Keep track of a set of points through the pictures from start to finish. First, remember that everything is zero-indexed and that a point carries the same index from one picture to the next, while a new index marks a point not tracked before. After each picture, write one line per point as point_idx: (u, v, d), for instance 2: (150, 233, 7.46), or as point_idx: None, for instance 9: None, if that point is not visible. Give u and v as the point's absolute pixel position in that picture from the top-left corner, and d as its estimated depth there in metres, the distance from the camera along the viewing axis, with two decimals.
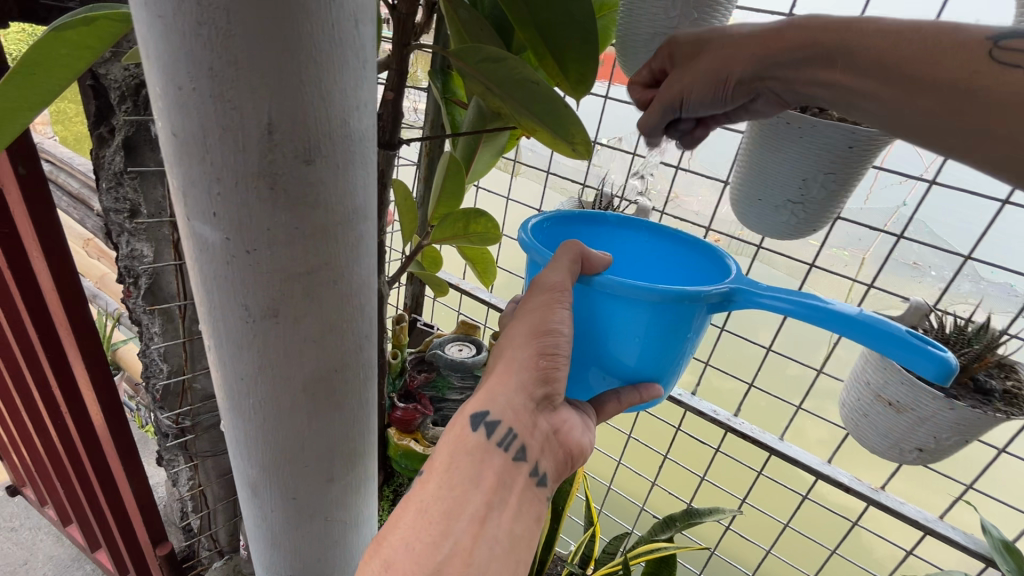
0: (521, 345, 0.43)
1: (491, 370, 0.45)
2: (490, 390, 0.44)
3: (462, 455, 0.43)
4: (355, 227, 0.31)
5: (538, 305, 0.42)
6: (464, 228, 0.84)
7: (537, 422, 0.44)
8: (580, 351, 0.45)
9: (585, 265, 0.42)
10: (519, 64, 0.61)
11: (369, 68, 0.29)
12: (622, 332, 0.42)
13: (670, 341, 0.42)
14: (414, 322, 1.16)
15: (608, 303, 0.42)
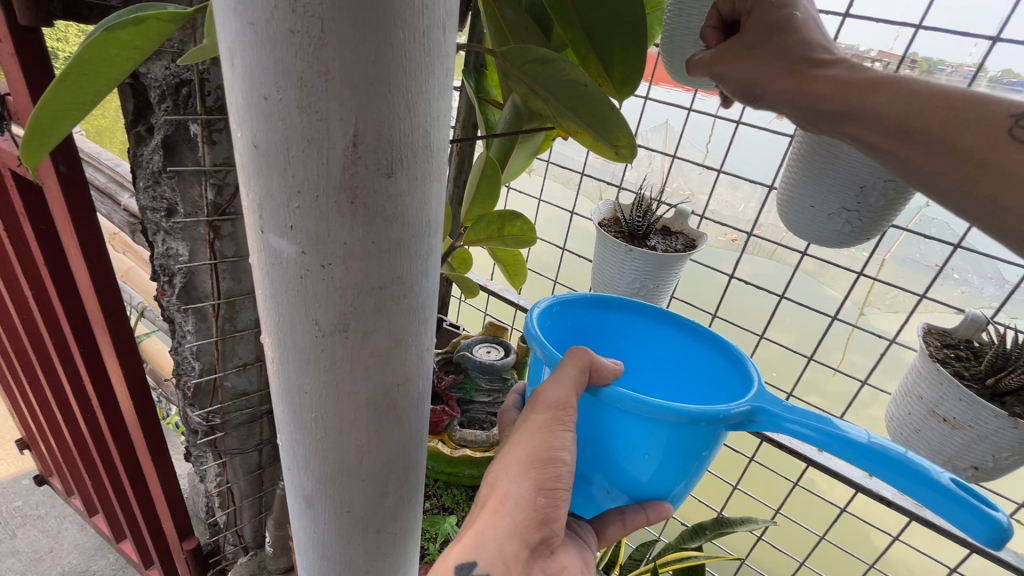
0: (517, 477, 0.41)
1: (482, 504, 0.44)
2: (480, 533, 0.42)
3: None
4: (426, 240, 0.30)
5: (538, 425, 0.41)
6: (499, 231, 0.84)
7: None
8: (590, 460, 0.45)
9: (594, 375, 0.42)
10: (568, 65, 0.59)
11: (450, 76, 0.28)
12: (635, 445, 0.42)
13: (684, 459, 0.42)
14: (441, 322, 1.15)
15: (619, 415, 0.41)
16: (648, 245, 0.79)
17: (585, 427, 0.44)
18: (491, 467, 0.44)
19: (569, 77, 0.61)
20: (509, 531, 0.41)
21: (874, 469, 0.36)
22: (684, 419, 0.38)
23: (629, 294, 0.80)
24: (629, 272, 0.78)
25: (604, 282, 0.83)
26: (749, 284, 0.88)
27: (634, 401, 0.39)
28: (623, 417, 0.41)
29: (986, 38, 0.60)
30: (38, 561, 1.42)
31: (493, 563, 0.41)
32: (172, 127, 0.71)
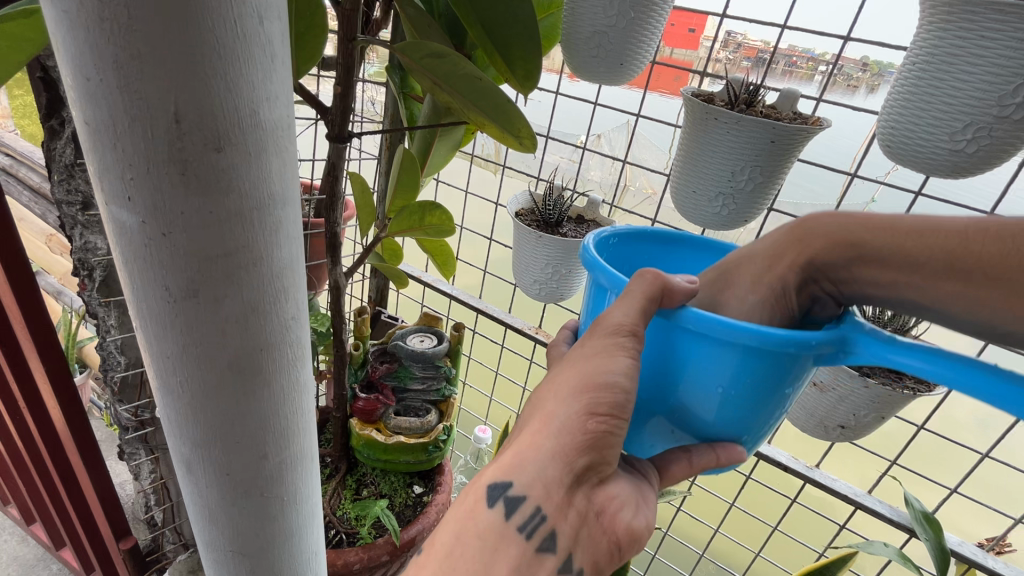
0: (566, 400, 0.39)
1: (523, 425, 0.42)
2: (519, 457, 0.40)
3: (470, 538, 0.41)
4: (272, 212, 0.33)
5: (594, 350, 0.38)
6: (420, 221, 0.87)
7: (573, 502, 0.40)
8: (655, 394, 0.42)
9: (665, 293, 0.38)
10: (462, 60, 0.63)
11: (279, 62, 0.31)
12: (704, 376, 0.39)
13: (756, 393, 0.39)
14: (378, 314, 1.18)
15: (691, 341, 0.38)
16: (559, 232, 0.84)
17: (649, 358, 0.41)
18: (543, 383, 0.42)
19: (464, 71, 0.64)
20: (550, 454, 0.39)
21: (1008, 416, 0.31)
22: (765, 341, 0.35)
23: (544, 279, 0.85)
24: (541, 258, 0.83)
25: (522, 268, 0.87)
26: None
27: (710, 322, 0.36)
28: (693, 342, 0.38)
29: (839, 37, 0.68)
30: None
31: (531, 487, 0.39)
32: None
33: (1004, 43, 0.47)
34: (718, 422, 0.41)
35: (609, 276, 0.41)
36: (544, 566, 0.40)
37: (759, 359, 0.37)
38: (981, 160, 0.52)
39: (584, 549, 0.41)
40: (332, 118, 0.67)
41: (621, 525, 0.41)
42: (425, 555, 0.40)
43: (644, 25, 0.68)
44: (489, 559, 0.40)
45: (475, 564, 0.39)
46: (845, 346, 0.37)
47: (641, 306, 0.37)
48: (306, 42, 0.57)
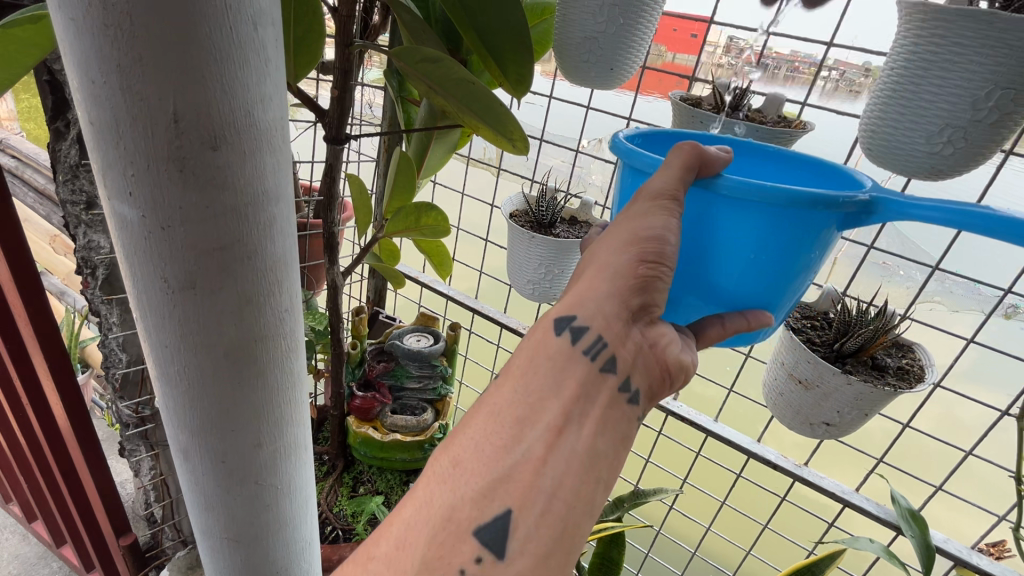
0: (618, 250, 0.42)
1: (580, 276, 0.46)
2: (580, 297, 0.45)
3: (542, 359, 0.44)
4: (266, 208, 0.35)
5: (639, 212, 0.41)
6: (416, 222, 0.89)
7: (630, 333, 0.44)
8: (689, 266, 0.44)
9: (703, 164, 0.39)
10: (455, 65, 0.65)
11: (273, 66, 0.32)
12: (737, 243, 0.41)
13: (783, 258, 0.41)
14: (376, 314, 1.19)
15: (727, 207, 0.40)
16: (552, 233, 0.86)
17: (684, 232, 0.43)
18: (593, 246, 0.45)
19: (458, 75, 0.66)
20: (608, 292, 0.44)
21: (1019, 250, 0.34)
22: (797, 199, 0.37)
23: (537, 279, 0.86)
24: (534, 258, 0.85)
25: (516, 268, 0.89)
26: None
27: (746, 184, 0.38)
28: (728, 208, 0.40)
29: (823, 43, 0.71)
30: None
31: (593, 318, 0.44)
32: None
33: (972, 54, 0.49)
34: (747, 290, 0.43)
35: (644, 157, 0.42)
36: (608, 383, 0.44)
37: (790, 219, 0.39)
38: (955, 162, 0.53)
39: (640, 373, 0.45)
40: (330, 120, 0.69)
41: (671, 356, 0.46)
42: (501, 376, 0.44)
43: (634, 31, 0.70)
44: (558, 378, 0.43)
45: (546, 383, 0.43)
46: (867, 208, 0.39)
47: (680, 176, 0.39)
48: (306, 49, 0.59)
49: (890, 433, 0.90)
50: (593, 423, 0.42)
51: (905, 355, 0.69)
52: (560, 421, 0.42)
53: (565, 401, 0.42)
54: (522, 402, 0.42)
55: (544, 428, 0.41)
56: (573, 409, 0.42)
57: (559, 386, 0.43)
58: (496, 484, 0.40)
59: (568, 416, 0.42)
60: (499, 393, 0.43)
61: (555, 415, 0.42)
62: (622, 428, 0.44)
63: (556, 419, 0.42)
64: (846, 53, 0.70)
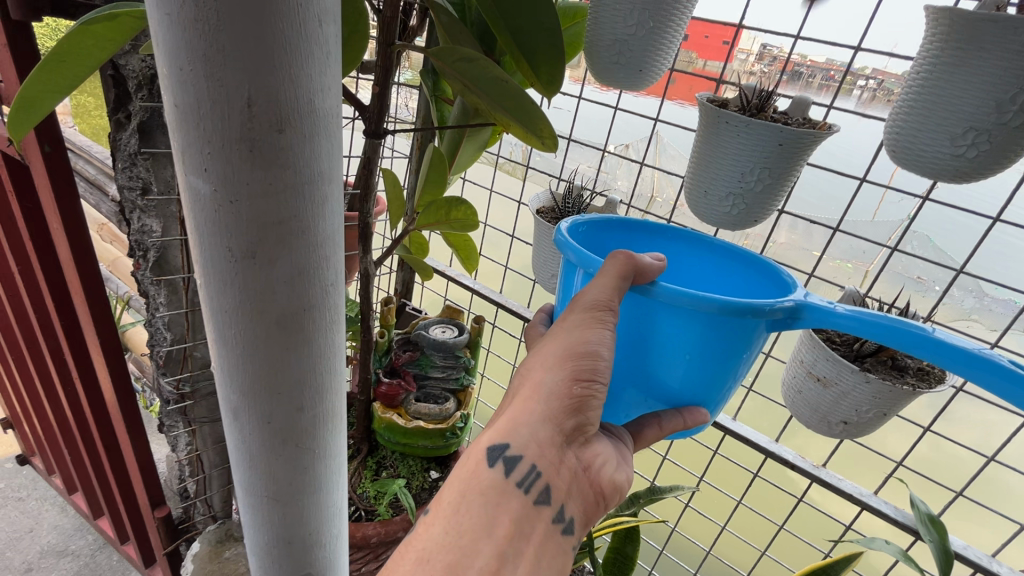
0: (553, 367, 0.48)
1: (514, 396, 0.51)
2: (511, 424, 0.50)
3: (475, 498, 0.49)
4: (321, 187, 0.38)
5: (576, 323, 0.47)
6: (447, 215, 0.92)
7: (564, 460, 0.50)
8: (631, 362, 0.50)
9: (637, 277, 0.46)
10: (489, 64, 0.69)
11: (333, 59, 0.36)
12: (675, 343, 0.47)
13: (714, 360, 0.47)
14: (403, 305, 1.24)
15: (663, 311, 0.46)
16: None
17: (629, 330, 0.49)
18: (529, 361, 0.51)
19: (492, 74, 0.70)
20: (541, 417, 0.49)
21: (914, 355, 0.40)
22: (724, 308, 0.43)
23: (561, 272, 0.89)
24: (560, 254, 0.87)
25: (542, 263, 0.91)
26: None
27: (677, 294, 0.44)
28: (664, 313, 0.46)
29: (851, 47, 0.72)
30: (16, 539, 1.45)
31: (526, 447, 0.49)
32: (148, 113, 0.79)
33: (997, 59, 0.50)
34: (683, 386, 0.49)
35: (588, 258, 0.48)
36: (541, 516, 0.49)
37: (717, 327, 0.45)
38: (982, 165, 0.54)
39: (574, 500, 0.51)
40: (369, 116, 0.73)
41: (604, 480, 0.52)
42: (433, 513, 0.49)
43: (663, 34, 0.72)
44: (493, 516, 0.48)
45: (480, 521, 0.48)
46: (791, 314, 0.45)
47: (615, 284, 0.45)
48: (353, 45, 0.63)
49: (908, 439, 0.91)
50: (526, 562, 0.47)
51: None
52: (495, 564, 0.46)
53: (499, 542, 0.47)
54: (454, 545, 0.46)
55: (479, 566, 0.45)
56: (507, 549, 0.47)
57: (493, 526, 0.48)
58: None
59: (502, 558, 0.46)
60: (430, 534, 0.47)
61: (491, 555, 0.46)
62: (556, 559, 0.50)
63: (490, 562, 0.46)
64: (887, 62, 0.70)
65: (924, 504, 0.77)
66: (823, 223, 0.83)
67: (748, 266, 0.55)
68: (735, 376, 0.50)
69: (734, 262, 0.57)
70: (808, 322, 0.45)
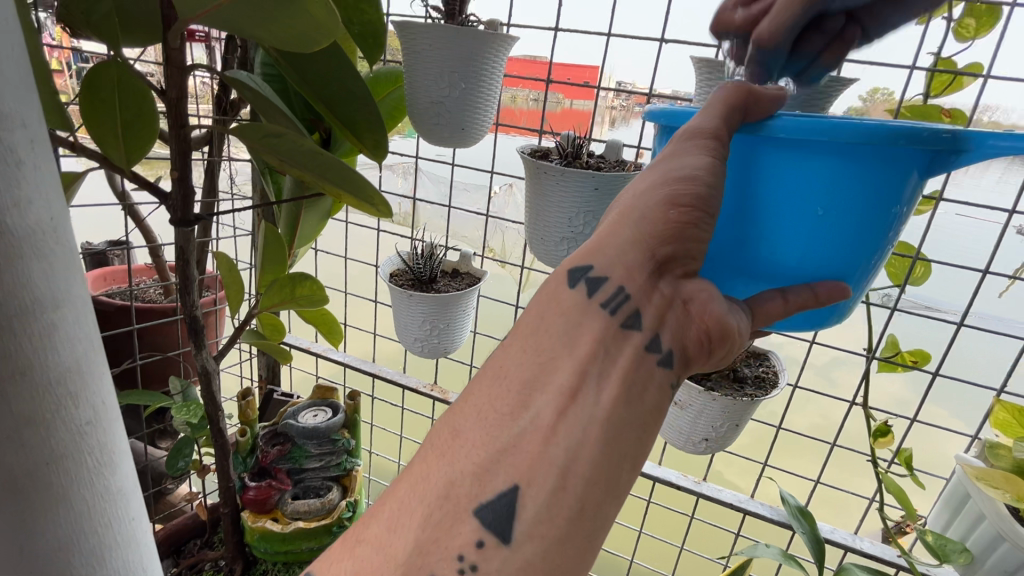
0: (646, 194, 0.39)
1: (602, 225, 0.43)
2: (602, 244, 0.42)
3: (555, 316, 0.41)
4: (39, 318, 0.43)
5: (674, 152, 0.39)
6: (291, 292, 0.86)
7: (657, 286, 0.40)
8: (747, 229, 0.42)
9: (751, 103, 0.38)
10: (300, 138, 0.66)
11: (26, 189, 0.41)
12: (803, 193, 0.39)
13: (854, 206, 0.39)
14: (270, 391, 1.12)
15: (788, 152, 0.38)
16: (433, 288, 0.85)
17: (735, 182, 0.41)
18: (624, 188, 0.42)
19: (307, 149, 0.67)
20: (630, 240, 0.40)
21: None
22: (876, 135, 0.35)
23: (423, 335, 0.86)
24: (418, 315, 0.84)
25: (402, 328, 0.88)
26: (530, 312, 0.99)
27: (804, 123, 0.36)
28: (790, 153, 0.38)
29: (643, 95, 0.78)
30: None
31: (612, 267, 0.41)
32: None
33: None
34: (812, 249, 0.41)
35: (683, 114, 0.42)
36: (631, 343, 0.40)
37: (859, 157, 0.37)
38: None
39: (672, 333, 0.41)
40: (174, 202, 0.66)
41: (712, 316, 0.41)
42: (513, 334, 0.42)
43: (478, 93, 0.74)
44: (572, 335, 0.41)
45: (560, 338, 0.41)
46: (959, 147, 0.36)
47: (723, 115, 0.38)
48: (139, 113, 0.60)
49: (769, 437, 0.98)
50: (614, 382, 0.39)
51: (763, 362, 0.76)
52: (573, 384, 0.38)
53: (580, 360, 0.40)
54: (533, 361, 0.40)
55: None
56: (590, 368, 0.39)
57: (573, 346, 0.40)
58: (501, 455, 0.38)
59: (584, 376, 0.39)
60: (509, 354, 0.41)
61: (565, 379, 0.39)
62: (648, 398, 0.39)
63: (568, 382, 0.39)
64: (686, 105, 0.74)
65: (793, 497, 0.82)
66: None
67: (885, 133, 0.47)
68: (883, 240, 0.41)
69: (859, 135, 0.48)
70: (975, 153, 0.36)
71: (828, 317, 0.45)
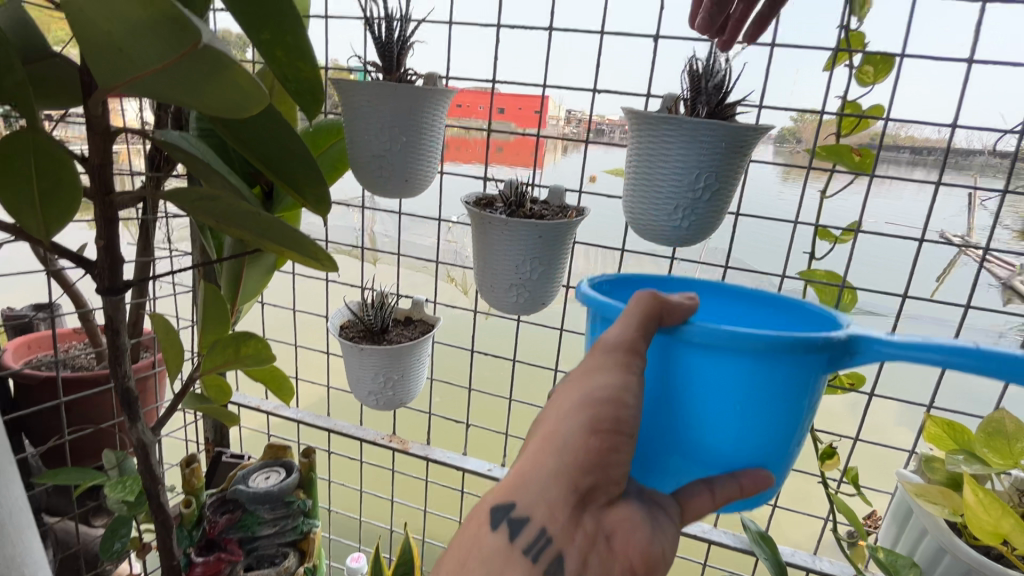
0: (568, 416, 0.41)
1: (530, 438, 0.43)
2: (524, 478, 0.42)
3: (479, 555, 0.41)
4: None
5: (594, 366, 0.42)
6: (235, 353, 0.82)
7: (580, 523, 0.41)
8: (673, 423, 0.44)
9: (662, 317, 0.41)
10: (232, 200, 0.64)
11: None
12: (720, 393, 0.42)
13: (768, 406, 0.42)
14: (218, 454, 1.06)
15: (702, 356, 0.41)
16: (384, 339, 0.84)
17: (657, 378, 0.44)
18: (545, 409, 0.44)
19: (242, 211, 0.65)
20: (552, 472, 0.40)
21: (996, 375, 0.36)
22: (776, 345, 0.39)
23: (377, 388, 0.84)
24: (370, 369, 0.82)
25: (354, 381, 0.85)
26: (485, 354, 0.99)
27: (712, 332, 0.40)
28: (705, 356, 0.41)
29: (580, 141, 0.81)
30: None
31: (534, 506, 0.40)
32: None
33: (678, 150, 0.60)
34: (738, 442, 0.43)
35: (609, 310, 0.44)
36: None
37: (766, 363, 0.40)
38: (695, 232, 0.64)
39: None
40: (101, 271, 0.63)
41: (638, 551, 0.42)
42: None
43: (420, 142, 0.74)
44: None
45: None
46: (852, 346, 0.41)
47: (639, 325, 0.41)
48: (60, 177, 0.57)
49: None
50: None
51: None
52: None
53: None
54: None
55: None
56: None
57: None
58: None
59: None
60: None
61: None
62: None
63: None
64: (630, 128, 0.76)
65: (753, 523, 0.83)
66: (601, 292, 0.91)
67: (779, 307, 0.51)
68: (799, 428, 0.44)
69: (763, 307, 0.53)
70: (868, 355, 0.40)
71: (758, 501, 0.46)
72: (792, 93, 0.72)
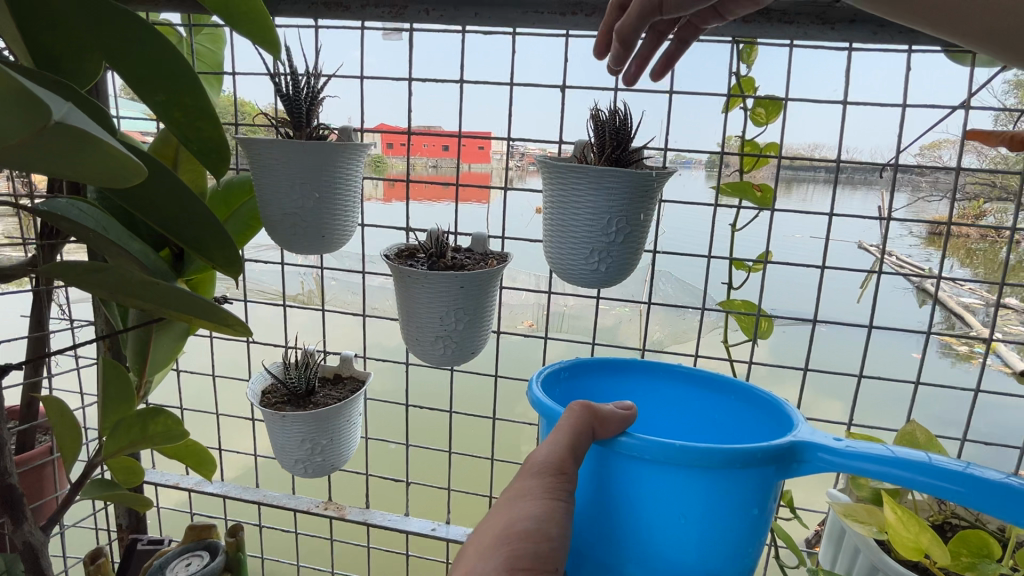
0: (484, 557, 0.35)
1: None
2: None
3: None
4: None
5: (522, 490, 0.39)
6: (143, 431, 0.75)
7: None
8: (627, 540, 0.42)
9: (598, 429, 0.42)
10: (122, 269, 0.59)
11: None
12: (668, 509, 0.41)
13: (719, 521, 0.41)
14: (131, 544, 0.96)
15: (648, 471, 0.41)
16: (310, 402, 0.79)
17: (606, 490, 0.43)
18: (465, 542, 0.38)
19: (135, 280, 0.60)
20: None
21: (926, 487, 0.38)
22: (720, 459, 0.39)
23: (304, 455, 0.78)
24: (295, 436, 0.77)
25: (280, 450, 0.80)
26: (422, 407, 0.95)
27: (653, 444, 0.40)
28: (650, 470, 0.41)
29: (500, 190, 0.82)
30: None
31: None
32: None
33: (587, 200, 0.62)
34: (694, 560, 0.41)
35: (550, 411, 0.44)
36: None
37: (714, 479, 0.40)
38: (614, 271, 0.65)
39: None
40: None
41: None
42: None
43: (337, 201, 0.73)
44: None
45: None
46: (797, 455, 0.41)
47: (573, 437, 0.41)
48: None
49: None
50: None
51: None
52: None
53: None
54: None
55: None
56: None
57: None
58: None
59: None
60: None
61: None
62: None
63: None
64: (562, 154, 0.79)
65: None
66: (533, 336, 0.92)
67: (739, 399, 0.52)
68: (754, 545, 0.43)
69: (721, 401, 0.53)
70: (811, 463, 0.41)
71: None
72: (692, 135, 0.76)
